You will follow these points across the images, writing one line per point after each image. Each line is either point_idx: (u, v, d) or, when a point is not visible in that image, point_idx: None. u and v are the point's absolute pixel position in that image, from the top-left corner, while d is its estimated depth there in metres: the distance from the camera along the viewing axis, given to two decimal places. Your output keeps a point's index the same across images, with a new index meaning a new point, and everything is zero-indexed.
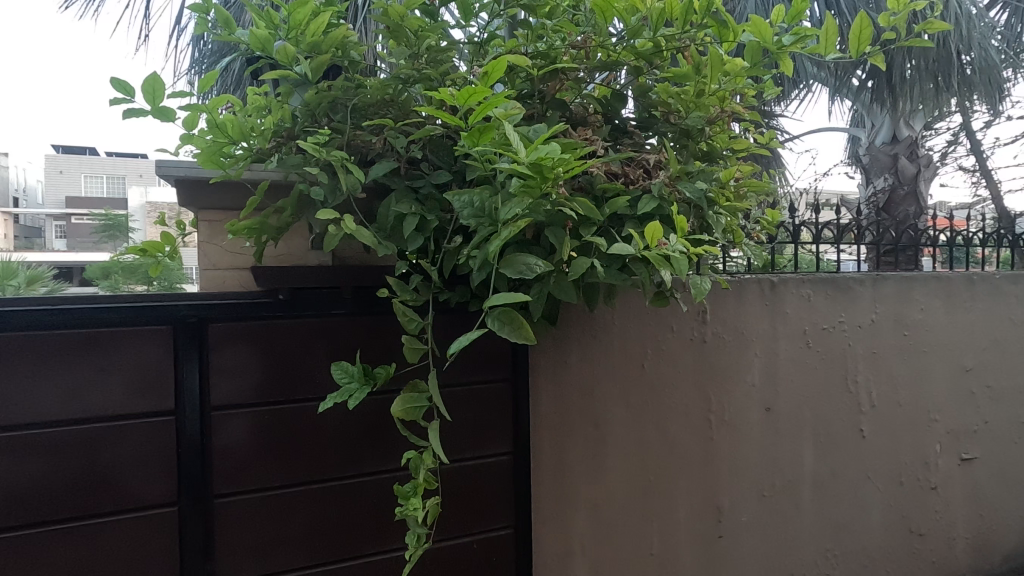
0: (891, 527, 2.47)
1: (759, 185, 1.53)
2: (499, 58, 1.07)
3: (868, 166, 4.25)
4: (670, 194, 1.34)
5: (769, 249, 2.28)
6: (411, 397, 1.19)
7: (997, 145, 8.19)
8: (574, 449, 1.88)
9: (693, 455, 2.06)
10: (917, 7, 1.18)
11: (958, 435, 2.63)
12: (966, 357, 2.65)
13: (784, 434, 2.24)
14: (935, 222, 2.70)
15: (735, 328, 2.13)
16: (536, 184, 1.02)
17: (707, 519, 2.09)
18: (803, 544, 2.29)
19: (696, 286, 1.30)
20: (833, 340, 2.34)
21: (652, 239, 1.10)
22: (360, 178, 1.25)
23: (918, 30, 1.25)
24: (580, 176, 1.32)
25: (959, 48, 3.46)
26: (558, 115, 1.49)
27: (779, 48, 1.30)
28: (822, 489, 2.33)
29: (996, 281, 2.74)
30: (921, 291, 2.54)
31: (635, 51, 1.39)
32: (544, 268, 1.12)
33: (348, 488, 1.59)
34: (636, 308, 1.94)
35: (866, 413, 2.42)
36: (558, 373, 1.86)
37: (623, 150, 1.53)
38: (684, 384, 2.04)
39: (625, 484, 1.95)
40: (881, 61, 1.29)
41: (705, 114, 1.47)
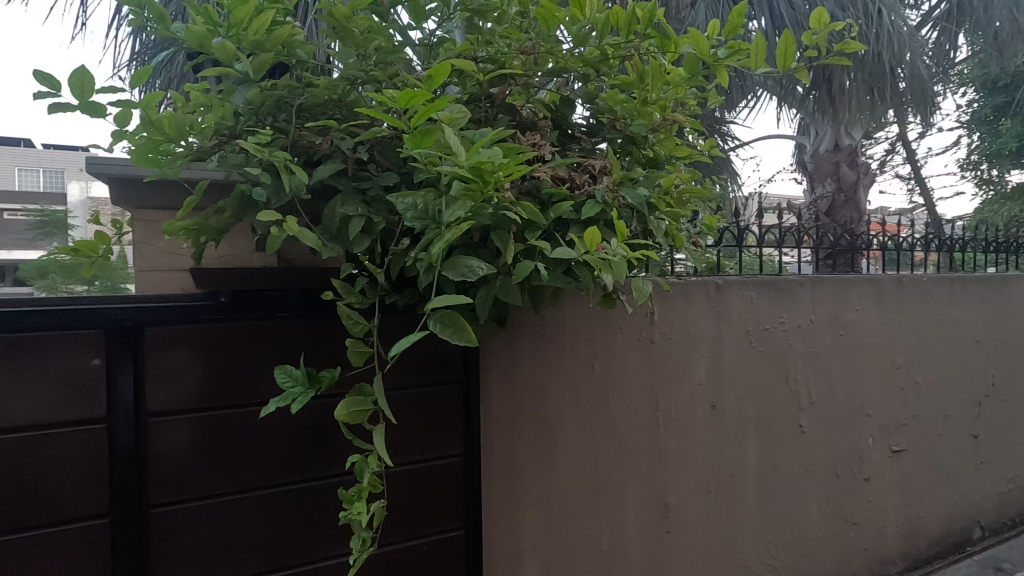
0: (828, 517, 2.60)
1: (700, 193, 1.58)
2: (443, 62, 1.07)
3: (813, 173, 4.46)
4: (613, 199, 1.37)
5: (715, 251, 2.36)
6: (356, 401, 1.19)
7: (928, 152, 8.74)
8: (525, 450, 1.90)
9: (641, 453, 2.12)
10: (837, 27, 1.25)
11: (890, 429, 2.79)
12: (896, 355, 2.81)
13: (728, 430, 2.33)
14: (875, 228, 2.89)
15: (681, 328, 2.20)
16: (478, 188, 1.04)
17: (655, 515, 2.15)
18: (747, 536, 2.38)
19: (638, 288, 1.34)
20: (774, 340, 2.44)
21: (591, 243, 1.13)
22: (304, 179, 1.23)
23: (840, 49, 1.32)
24: (526, 180, 1.35)
25: (893, 63, 3.65)
26: (506, 119, 1.50)
27: (715, 61, 1.35)
28: (764, 483, 2.42)
29: (923, 284, 2.92)
30: (856, 293, 2.68)
31: (582, 59, 1.43)
32: (487, 271, 1.13)
33: (295, 494, 1.57)
34: (586, 309, 1.97)
35: (806, 410, 2.53)
36: (510, 374, 1.88)
37: (571, 155, 1.56)
38: (633, 384, 2.09)
39: (575, 482, 1.98)
40: (809, 76, 1.36)
41: (648, 122, 1.52)
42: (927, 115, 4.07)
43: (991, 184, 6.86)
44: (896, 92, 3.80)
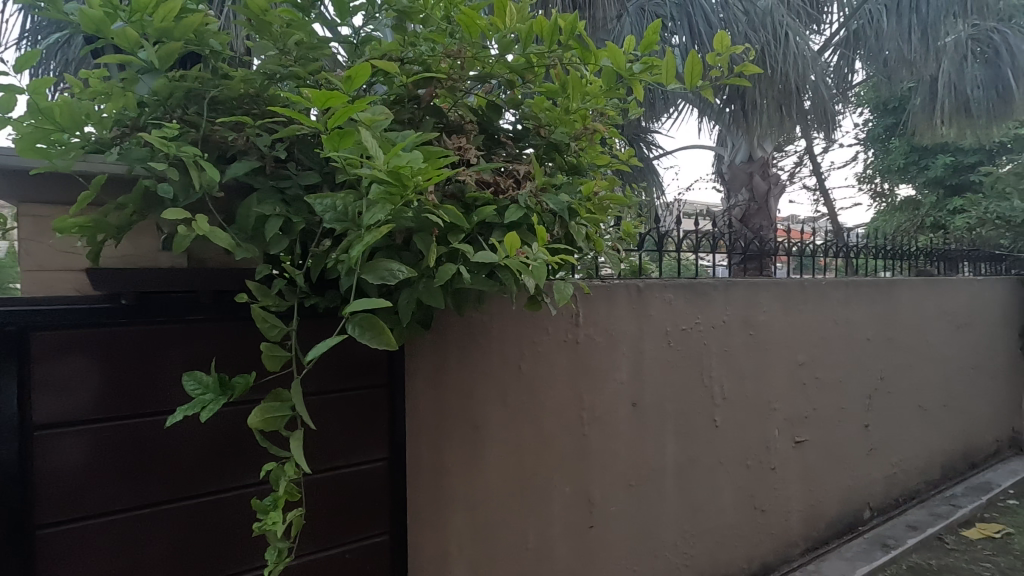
0: (739, 505, 2.78)
1: (619, 200, 1.64)
2: (362, 63, 1.07)
3: (729, 182, 4.77)
4: (535, 204, 1.41)
5: (637, 255, 2.46)
6: (271, 407, 1.15)
7: (831, 166, 9.53)
8: (452, 452, 1.90)
9: (567, 451, 2.17)
10: (736, 50, 1.37)
11: (793, 421, 3.02)
12: (799, 353, 3.05)
13: (649, 426, 2.43)
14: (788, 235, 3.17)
15: (605, 329, 2.28)
16: (397, 192, 1.04)
17: (579, 511, 2.21)
18: (666, 527, 2.49)
19: (560, 290, 1.39)
20: (691, 339, 2.58)
21: (511, 247, 1.16)
22: (216, 177, 1.18)
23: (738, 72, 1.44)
24: (450, 183, 1.36)
25: (798, 83, 3.92)
26: (434, 122, 1.50)
27: (630, 75, 1.42)
28: (681, 475, 2.55)
29: (823, 287, 3.18)
30: (765, 295, 2.88)
31: (507, 66, 1.45)
32: (408, 274, 1.13)
33: (207, 506, 1.49)
34: (513, 311, 2.01)
35: (719, 405, 2.69)
36: (437, 376, 1.87)
37: (497, 160, 1.59)
38: (559, 385, 2.14)
39: (501, 482, 2.01)
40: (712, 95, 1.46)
41: (571, 130, 1.59)
42: (829, 132, 4.43)
43: (884, 197, 7.58)
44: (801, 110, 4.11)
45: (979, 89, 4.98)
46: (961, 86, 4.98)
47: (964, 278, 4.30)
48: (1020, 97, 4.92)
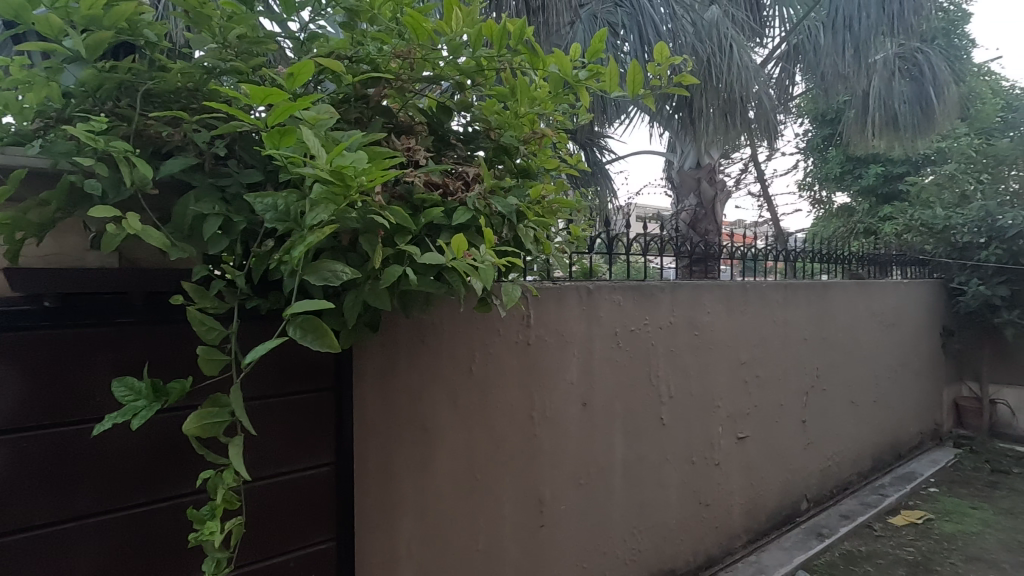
0: (685, 501, 2.87)
1: (567, 203, 1.67)
2: (305, 61, 1.06)
3: (678, 186, 4.92)
4: (483, 206, 1.42)
5: (588, 257, 2.51)
6: (209, 412, 1.11)
7: (774, 173, 9.97)
8: (401, 455, 1.88)
9: (517, 451, 2.19)
10: (673, 61, 1.47)
11: (736, 418, 3.14)
12: (741, 352, 3.18)
13: (598, 426, 2.48)
14: (733, 240, 3.29)
15: (555, 331, 2.31)
16: (340, 193, 1.03)
17: (529, 511, 2.23)
18: (615, 524, 2.55)
19: (508, 293, 1.41)
20: (638, 340, 2.65)
21: (458, 249, 1.17)
22: (148, 173, 1.13)
23: (676, 81, 1.52)
24: (396, 184, 1.35)
25: (742, 93, 4.06)
26: (383, 121, 1.49)
27: (577, 81, 1.49)
28: (629, 473, 2.62)
29: (763, 289, 3.33)
30: (709, 297, 2.99)
31: (457, 68, 1.45)
32: (352, 276, 1.12)
33: (138, 518, 1.42)
34: (464, 313, 2.01)
35: (666, 403, 2.78)
36: (386, 379, 1.84)
37: (447, 161, 1.59)
38: (510, 385, 2.16)
39: (451, 483, 2.00)
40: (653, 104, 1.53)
41: (519, 134, 1.60)
42: (771, 141, 4.62)
43: (822, 204, 8.00)
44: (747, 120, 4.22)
45: (905, 104, 5.33)
46: (889, 101, 5.32)
47: (892, 281, 4.58)
48: (940, 113, 5.30)
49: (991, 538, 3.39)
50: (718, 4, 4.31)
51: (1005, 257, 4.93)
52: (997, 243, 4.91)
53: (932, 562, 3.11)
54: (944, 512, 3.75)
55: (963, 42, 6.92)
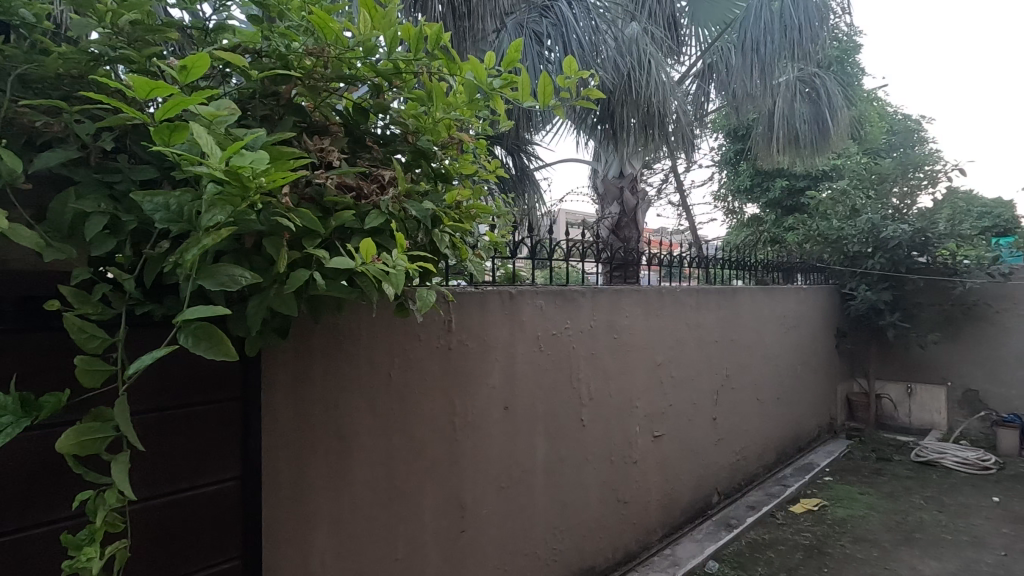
0: (604, 500, 2.95)
1: (484, 209, 1.68)
2: (200, 55, 1.03)
3: (603, 194, 5.07)
4: (397, 210, 1.41)
5: (510, 262, 2.53)
6: (89, 428, 1.02)
7: (692, 184, 10.53)
8: (315, 467, 1.79)
9: (437, 457, 2.17)
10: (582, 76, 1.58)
11: (653, 417, 3.28)
12: (658, 354, 3.32)
13: (520, 429, 2.51)
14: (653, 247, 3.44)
15: (477, 335, 2.32)
16: (237, 194, 0.99)
17: (450, 517, 2.21)
18: (536, 525, 2.58)
19: (422, 298, 1.44)
20: (560, 343, 2.71)
21: (368, 254, 1.16)
22: (19, 166, 1.03)
23: (584, 95, 1.62)
24: (305, 185, 1.31)
25: (661, 108, 4.24)
26: (295, 120, 1.43)
27: (491, 89, 1.54)
28: (551, 475, 2.66)
29: (678, 294, 3.50)
30: (628, 302, 3.11)
31: (375, 70, 1.43)
32: (253, 280, 1.07)
33: (4, 548, 1.28)
34: (383, 317, 1.97)
35: (586, 405, 2.85)
36: (300, 387, 1.74)
37: (361, 164, 1.55)
38: (430, 391, 2.14)
39: (369, 493, 1.94)
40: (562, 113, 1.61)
41: (436, 138, 1.60)
42: (689, 154, 4.85)
43: (734, 214, 8.53)
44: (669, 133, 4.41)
45: (805, 124, 5.81)
46: (791, 120, 5.77)
47: (793, 287, 4.96)
48: (835, 132, 5.81)
49: (875, 519, 3.74)
50: (638, 21, 4.50)
51: (887, 265, 5.48)
52: (882, 253, 5.45)
53: (825, 545, 3.39)
54: (836, 498, 4.10)
55: (853, 70, 7.64)
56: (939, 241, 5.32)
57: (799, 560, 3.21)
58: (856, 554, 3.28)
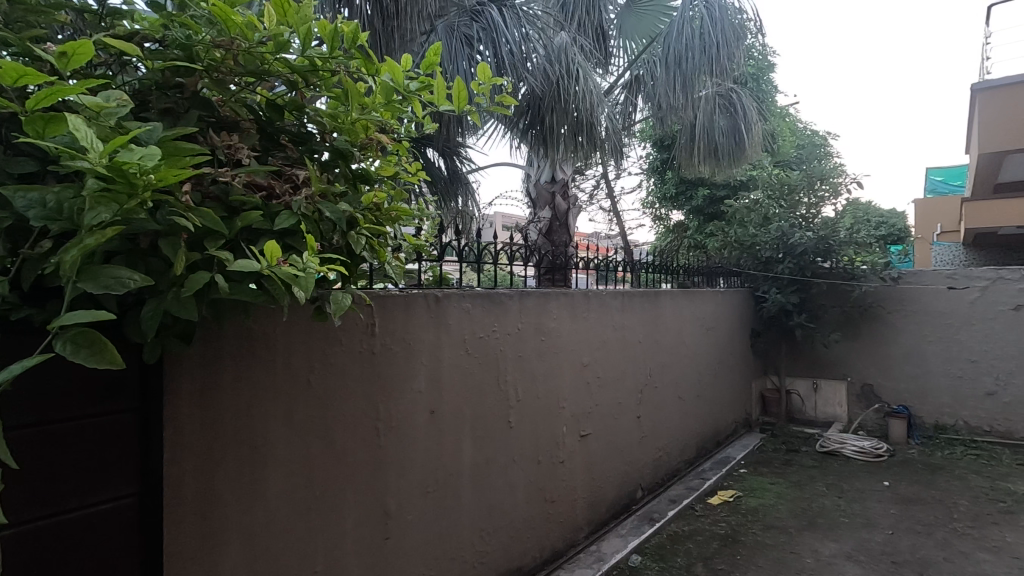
0: (531, 500, 2.99)
1: (404, 212, 1.66)
2: (84, 41, 0.98)
3: (535, 199, 5.14)
4: (311, 211, 1.37)
5: (438, 266, 2.52)
6: None
7: (623, 191, 10.86)
8: (226, 478, 1.70)
9: (360, 464, 2.12)
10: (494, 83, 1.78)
11: (579, 417, 3.36)
12: (584, 355, 3.41)
13: (446, 433, 2.50)
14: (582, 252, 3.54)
15: (402, 339, 2.29)
16: (123, 190, 0.93)
17: (374, 524, 2.17)
18: (463, 528, 2.58)
19: (336, 302, 1.41)
20: (487, 346, 2.72)
21: (273, 256, 1.14)
22: None
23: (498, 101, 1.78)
24: (209, 182, 1.27)
25: (591, 115, 4.34)
26: (200, 114, 1.37)
27: (408, 92, 1.58)
28: (478, 477, 2.67)
29: (604, 297, 3.60)
30: (555, 304, 3.17)
31: (289, 66, 1.38)
32: (143, 283, 1.01)
33: None
34: (300, 320, 1.90)
35: (514, 407, 2.88)
36: (208, 395, 1.65)
37: (274, 163, 1.49)
38: (352, 396, 2.09)
39: (286, 503, 1.86)
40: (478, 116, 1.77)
41: (354, 139, 1.57)
42: (619, 162, 5.01)
43: (661, 220, 8.89)
44: (601, 139, 4.53)
45: (724, 137, 6.15)
46: (711, 133, 6.09)
47: (712, 290, 5.24)
48: (749, 145, 6.18)
49: (783, 507, 4.01)
50: (568, 31, 4.61)
51: (795, 270, 5.92)
52: (791, 259, 5.88)
53: (739, 533, 3.60)
54: (749, 488, 4.37)
55: (768, 87, 8.19)
56: (841, 248, 5.80)
57: (715, 549, 3.39)
58: (766, 540, 3.50)
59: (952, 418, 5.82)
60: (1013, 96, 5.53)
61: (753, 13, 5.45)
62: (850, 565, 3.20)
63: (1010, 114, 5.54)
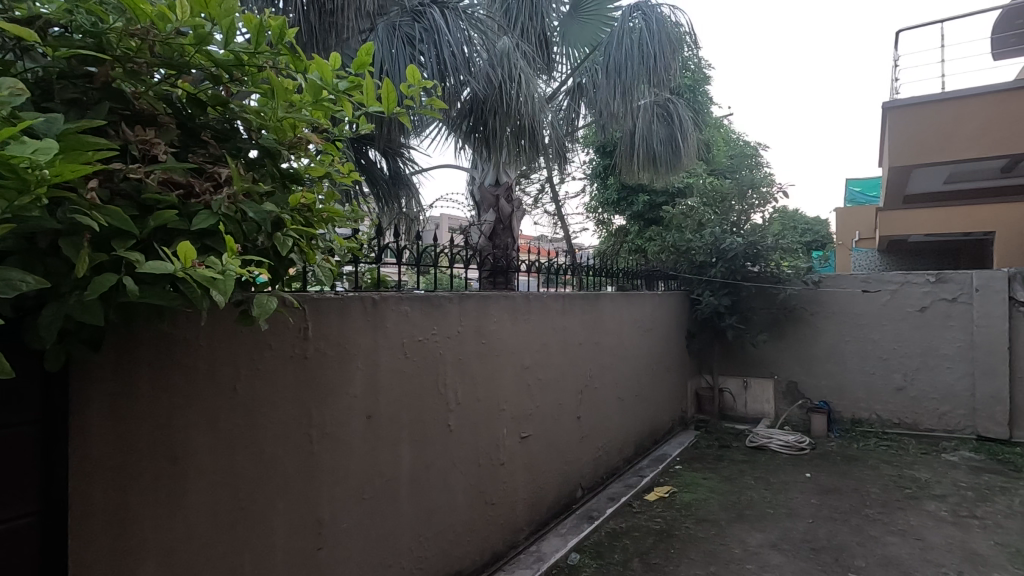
0: (471, 503, 2.98)
1: (336, 214, 1.62)
2: None
3: (479, 202, 5.15)
4: (232, 210, 1.32)
5: (375, 269, 2.48)
6: None
7: (568, 196, 11.05)
8: (142, 493, 1.60)
9: (291, 473, 2.05)
10: (423, 85, 1.81)
11: (520, 420, 3.39)
12: (524, 357, 3.44)
13: (383, 438, 2.45)
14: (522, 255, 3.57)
15: (336, 343, 2.24)
16: (14, 187, 0.87)
17: (306, 534, 2.10)
18: (401, 535, 2.54)
19: (261, 304, 1.37)
20: (426, 349, 2.70)
21: (186, 258, 1.09)
22: None
23: (428, 104, 1.81)
24: (119, 179, 1.20)
25: (533, 119, 4.39)
26: (113, 106, 1.29)
27: (337, 91, 1.57)
28: (416, 482, 2.63)
29: (545, 299, 3.64)
30: (496, 307, 3.19)
31: (211, 59, 1.32)
32: (38, 284, 0.94)
33: None
34: (225, 324, 1.83)
35: (453, 410, 2.87)
36: (122, 405, 1.55)
37: (195, 161, 1.43)
38: (283, 403, 2.02)
39: (209, 517, 1.78)
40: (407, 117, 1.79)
41: (282, 138, 1.52)
42: (562, 167, 5.09)
43: (604, 225, 9.10)
44: (544, 144, 4.59)
45: (661, 145, 6.37)
46: (650, 141, 6.31)
47: (650, 293, 5.41)
48: (685, 152, 6.43)
49: (714, 501, 4.19)
50: (511, 36, 4.63)
51: (726, 274, 6.20)
52: (723, 263, 6.16)
53: (673, 528, 3.73)
54: (684, 484, 4.54)
55: (704, 99, 8.56)
56: (768, 254, 6.13)
57: (650, 544, 3.49)
58: (697, 534, 3.65)
59: (867, 412, 6.26)
60: (918, 114, 6.02)
61: (689, 27, 5.68)
62: (774, 553, 3.38)
63: (916, 132, 6.03)
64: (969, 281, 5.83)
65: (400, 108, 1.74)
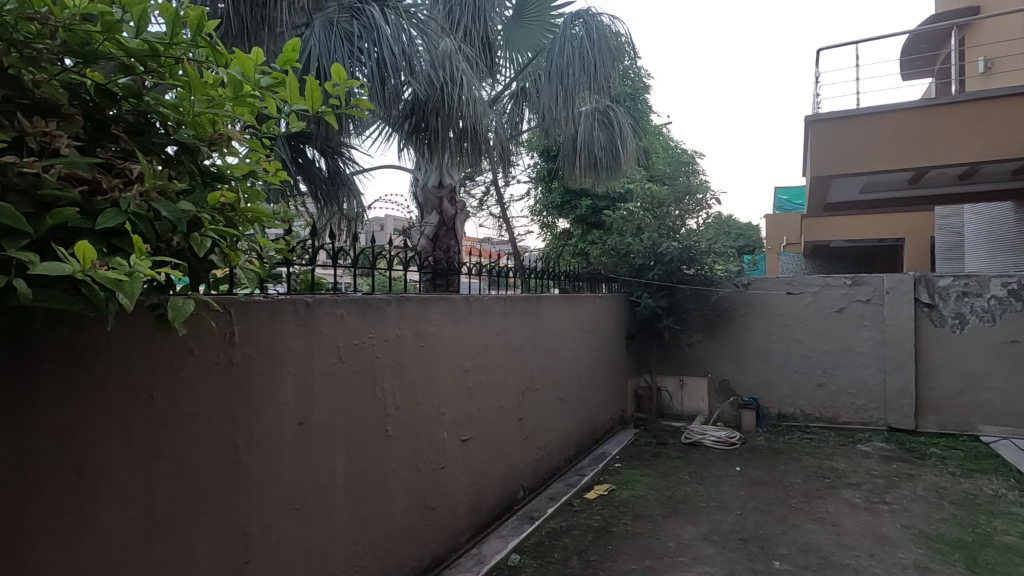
0: (411, 508, 2.94)
1: (262, 214, 1.56)
2: None
3: (422, 204, 5.11)
4: (144, 209, 1.25)
5: (309, 271, 2.41)
6: None
7: (514, 198, 11.12)
8: (43, 512, 1.48)
9: (215, 485, 1.95)
10: (351, 84, 1.77)
11: (460, 422, 3.37)
12: (465, 360, 3.43)
13: (316, 446, 2.38)
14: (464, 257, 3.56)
15: (266, 348, 2.16)
16: None
17: (231, 548, 2.00)
18: (335, 544, 2.47)
19: (176, 307, 1.30)
20: (362, 353, 2.64)
21: (85, 259, 1.02)
22: None
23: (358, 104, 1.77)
24: (13, 174, 1.10)
25: (476, 122, 4.39)
26: (8, 94, 1.19)
27: (259, 86, 1.52)
28: (352, 489, 2.57)
29: (485, 302, 3.64)
30: (435, 310, 3.16)
31: (122, 47, 1.24)
32: None
33: None
34: (141, 330, 1.72)
35: (391, 415, 2.82)
36: (21, 418, 1.44)
37: (104, 155, 1.34)
38: (207, 412, 1.93)
39: (122, 535, 1.66)
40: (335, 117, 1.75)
41: (201, 133, 1.46)
42: (506, 171, 5.12)
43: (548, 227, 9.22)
44: (487, 147, 4.61)
45: (602, 150, 6.53)
46: (591, 147, 6.46)
47: (591, 295, 5.53)
48: (625, 158, 6.62)
49: (650, 496, 4.32)
50: (453, 38, 4.62)
51: (663, 277, 6.41)
52: (660, 266, 6.37)
53: (611, 525, 3.82)
54: (622, 481, 4.66)
55: (643, 107, 8.86)
56: (701, 257, 6.40)
57: (589, 542, 3.56)
58: (634, 529, 3.75)
59: (792, 407, 6.64)
60: (836, 128, 6.42)
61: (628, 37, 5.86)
62: (705, 545, 3.52)
63: (835, 144, 6.43)
64: (881, 283, 6.30)
65: (329, 106, 1.71)
